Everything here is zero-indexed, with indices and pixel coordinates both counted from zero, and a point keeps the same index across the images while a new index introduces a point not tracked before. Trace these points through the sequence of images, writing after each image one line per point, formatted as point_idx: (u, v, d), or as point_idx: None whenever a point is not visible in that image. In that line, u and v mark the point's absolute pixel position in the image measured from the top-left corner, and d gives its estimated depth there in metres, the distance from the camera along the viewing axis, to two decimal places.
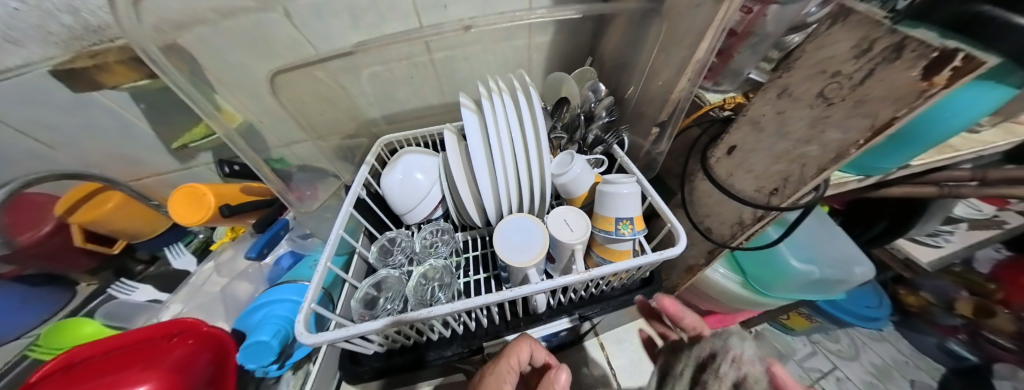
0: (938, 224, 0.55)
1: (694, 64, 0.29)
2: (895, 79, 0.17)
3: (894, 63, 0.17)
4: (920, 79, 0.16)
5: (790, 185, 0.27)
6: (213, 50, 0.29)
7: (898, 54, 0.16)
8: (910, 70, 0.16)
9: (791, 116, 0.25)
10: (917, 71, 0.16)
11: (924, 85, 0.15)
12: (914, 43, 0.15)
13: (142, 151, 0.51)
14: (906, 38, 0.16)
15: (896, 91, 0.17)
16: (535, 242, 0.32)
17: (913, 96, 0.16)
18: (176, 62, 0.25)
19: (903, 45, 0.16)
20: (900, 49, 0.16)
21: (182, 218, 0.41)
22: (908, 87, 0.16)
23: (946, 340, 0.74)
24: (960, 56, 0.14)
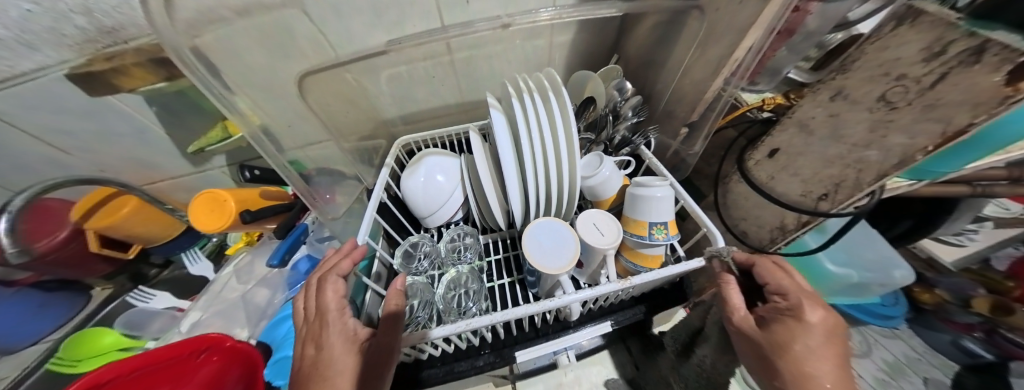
0: (966, 223, 0.55)
1: (733, 63, 0.28)
2: (974, 84, 0.16)
3: (973, 67, 0.16)
4: (1003, 84, 0.14)
5: (842, 190, 0.26)
6: (234, 53, 0.26)
7: (977, 58, 0.15)
8: (991, 75, 0.15)
9: (846, 119, 0.24)
10: (1001, 75, 0.14)
11: (1007, 91, 0.14)
12: (996, 47, 0.14)
13: (157, 155, 0.51)
14: (986, 41, 0.15)
15: (975, 96, 0.16)
16: (568, 247, 0.31)
17: (995, 102, 0.15)
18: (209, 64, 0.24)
19: (983, 49, 0.15)
20: (979, 53, 0.15)
21: (204, 225, 0.40)
22: (989, 92, 0.15)
23: (965, 340, 0.58)
24: None
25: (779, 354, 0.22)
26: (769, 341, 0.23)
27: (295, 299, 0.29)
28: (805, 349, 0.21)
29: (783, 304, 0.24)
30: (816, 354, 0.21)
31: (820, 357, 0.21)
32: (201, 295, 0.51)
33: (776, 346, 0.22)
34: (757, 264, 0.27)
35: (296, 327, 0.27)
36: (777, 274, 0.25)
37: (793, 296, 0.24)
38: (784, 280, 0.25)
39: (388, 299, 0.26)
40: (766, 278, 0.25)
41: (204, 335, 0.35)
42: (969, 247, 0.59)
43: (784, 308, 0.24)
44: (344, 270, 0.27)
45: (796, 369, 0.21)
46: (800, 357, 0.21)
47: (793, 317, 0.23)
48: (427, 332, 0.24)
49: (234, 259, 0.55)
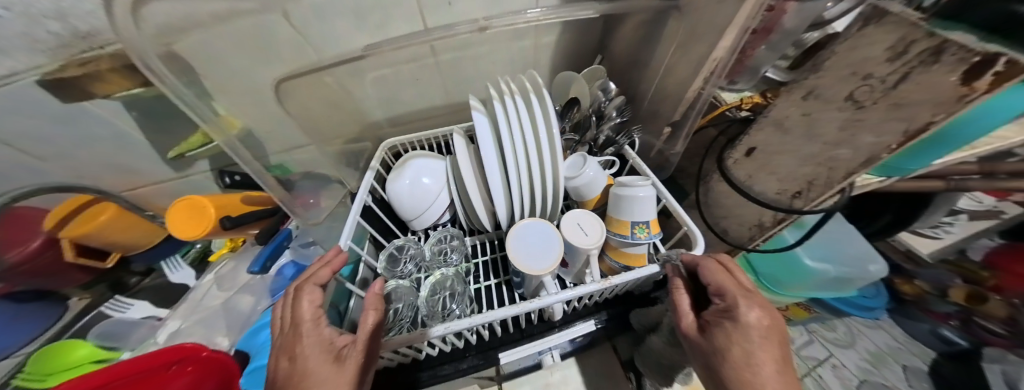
0: (942, 216, 0.56)
1: (712, 63, 0.29)
2: (936, 83, 0.16)
3: (933, 66, 0.16)
4: (959, 84, 0.15)
5: (815, 188, 0.27)
6: (211, 58, 0.27)
7: (936, 57, 0.16)
8: (949, 75, 0.15)
9: (819, 118, 0.25)
10: (957, 75, 0.15)
11: (964, 90, 0.15)
12: (954, 47, 0.14)
13: (135, 160, 0.49)
14: (944, 41, 0.15)
15: (935, 95, 0.16)
16: (552, 248, 0.31)
17: (953, 101, 0.15)
18: (178, 71, 0.24)
19: (942, 49, 0.15)
20: (938, 53, 0.15)
21: (181, 233, 0.39)
22: (947, 91, 0.16)
23: (942, 328, 0.64)
24: (1003, 60, 0.13)
25: (719, 362, 0.22)
26: (712, 351, 0.23)
27: (275, 307, 0.28)
28: (742, 353, 0.22)
29: (719, 306, 0.24)
30: (755, 357, 0.21)
31: (758, 362, 0.21)
32: (181, 304, 0.50)
33: (717, 351, 0.22)
34: (700, 264, 0.27)
35: (274, 336, 0.26)
36: (715, 274, 0.25)
37: (728, 296, 0.24)
38: (721, 280, 0.25)
39: (368, 307, 0.25)
40: (706, 279, 0.26)
41: (179, 346, 0.33)
42: (944, 239, 0.61)
43: (723, 310, 0.24)
44: (323, 278, 0.26)
45: (733, 375, 0.21)
46: (735, 362, 0.21)
47: (729, 319, 0.23)
48: (426, 331, 0.25)
49: (217, 266, 0.54)
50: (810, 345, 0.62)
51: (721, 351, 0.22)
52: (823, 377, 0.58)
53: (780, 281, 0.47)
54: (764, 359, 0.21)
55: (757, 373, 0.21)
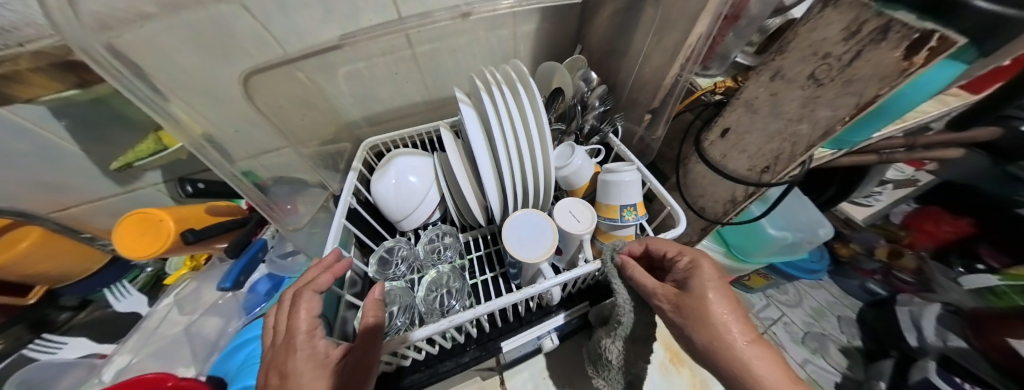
0: (874, 185, 0.65)
1: (687, 49, 0.31)
2: (883, 59, 0.19)
3: (880, 45, 0.19)
4: (901, 59, 0.18)
5: (781, 162, 0.30)
6: (157, 51, 0.23)
7: (883, 36, 0.19)
8: (893, 51, 0.19)
9: (784, 97, 0.28)
10: (900, 51, 0.18)
11: (905, 64, 0.18)
12: (898, 25, 0.18)
13: (67, 174, 0.43)
14: (890, 21, 0.18)
15: (882, 70, 0.20)
16: (546, 236, 0.32)
17: (896, 74, 0.19)
18: (131, 61, 0.21)
19: (888, 28, 0.19)
20: (886, 31, 0.19)
21: (135, 251, 0.35)
22: (892, 66, 0.19)
23: (868, 283, 0.76)
24: (936, 36, 0.16)
25: (700, 325, 0.23)
26: (696, 320, 0.24)
27: (267, 316, 0.26)
28: (717, 296, 0.24)
29: (681, 267, 0.27)
30: (714, 307, 0.23)
31: (725, 303, 0.24)
32: (132, 334, 0.45)
33: (699, 301, 0.24)
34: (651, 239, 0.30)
35: (265, 347, 0.24)
36: (668, 245, 0.29)
37: (688, 254, 0.28)
38: (670, 244, 0.29)
39: (366, 313, 0.24)
40: (661, 246, 0.29)
41: (139, 377, 0.30)
42: (875, 206, 0.71)
43: (687, 273, 0.26)
44: (323, 284, 0.25)
45: (715, 319, 0.23)
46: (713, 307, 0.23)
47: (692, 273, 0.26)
48: (407, 335, 0.24)
49: (175, 288, 0.49)
50: (767, 308, 0.74)
51: (705, 313, 0.23)
52: (778, 333, 0.70)
53: (747, 252, 0.52)
54: (729, 307, 0.23)
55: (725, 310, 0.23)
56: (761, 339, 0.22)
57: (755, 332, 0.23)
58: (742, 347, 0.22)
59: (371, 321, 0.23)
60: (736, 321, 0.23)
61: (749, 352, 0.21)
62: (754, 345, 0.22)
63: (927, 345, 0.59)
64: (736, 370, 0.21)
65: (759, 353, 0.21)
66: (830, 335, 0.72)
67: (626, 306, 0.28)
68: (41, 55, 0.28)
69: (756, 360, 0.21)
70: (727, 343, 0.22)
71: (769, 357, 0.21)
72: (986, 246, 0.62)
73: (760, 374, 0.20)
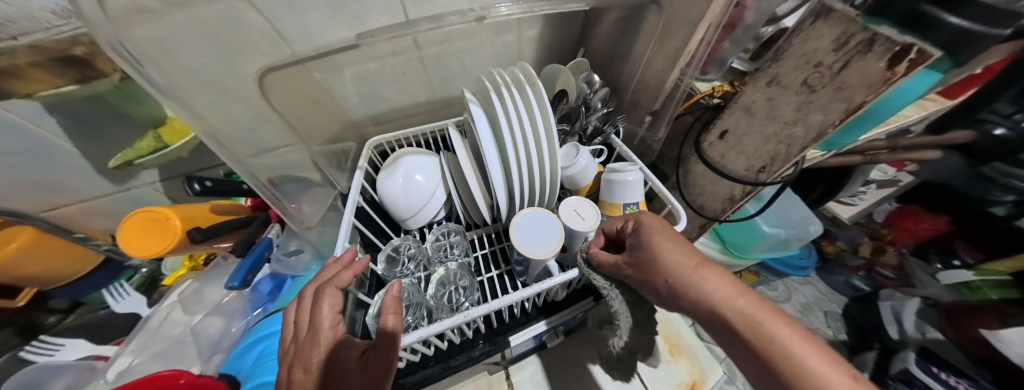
0: (859, 185, 0.68)
1: (686, 55, 0.32)
2: (868, 70, 0.21)
3: (866, 55, 0.21)
4: (885, 69, 0.20)
5: (776, 163, 0.32)
6: (169, 50, 0.22)
7: (868, 47, 0.21)
8: (878, 63, 0.21)
9: (779, 102, 0.29)
10: (883, 62, 0.20)
11: (889, 73, 0.20)
12: (882, 39, 0.20)
13: (63, 173, 0.42)
14: (875, 35, 0.20)
15: (868, 79, 0.22)
16: (553, 234, 0.33)
17: (880, 84, 0.21)
18: (145, 55, 0.20)
19: (873, 41, 0.20)
20: (870, 44, 0.21)
21: (142, 250, 0.34)
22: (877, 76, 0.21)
23: (853, 279, 0.77)
24: (915, 50, 0.18)
25: (653, 271, 0.24)
26: (650, 267, 0.24)
27: (288, 311, 0.27)
28: (656, 238, 0.25)
29: (629, 231, 0.28)
30: (657, 250, 0.24)
31: (664, 242, 0.24)
32: (134, 336, 0.44)
33: (643, 250, 0.25)
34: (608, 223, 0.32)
35: (289, 342, 0.25)
36: (615, 220, 0.31)
37: (632, 219, 0.29)
38: (616, 221, 0.31)
39: (387, 311, 0.23)
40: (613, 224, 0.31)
41: (155, 375, 0.30)
42: (860, 205, 0.75)
43: (635, 232, 0.27)
44: (345, 281, 0.25)
45: (656, 259, 0.24)
46: (653, 248, 0.24)
47: (637, 232, 0.27)
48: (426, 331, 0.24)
49: (176, 289, 0.49)
50: None
51: (653, 255, 0.24)
52: None
53: (741, 247, 0.54)
54: (672, 243, 0.24)
55: (663, 249, 0.24)
56: (708, 263, 0.23)
57: (699, 259, 0.23)
58: (688, 273, 0.22)
59: (391, 322, 0.23)
60: (681, 253, 0.23)
61: (697, 275, 0.22)
62: (700, 269, 0.22)
63: (907, 338, 0.61)
64: (691, 297, 0.21)
65: (706, 274, 0.22)
66: (818, 329, 0.74)
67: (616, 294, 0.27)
68: (39, 49, 0.27)
69: (703, 280, 0.21)
70: (677, 276, 0.22)
71: (714, 276, 0.21)
72: (963, 243, 0.67)
73: (708, 290, 0.21)
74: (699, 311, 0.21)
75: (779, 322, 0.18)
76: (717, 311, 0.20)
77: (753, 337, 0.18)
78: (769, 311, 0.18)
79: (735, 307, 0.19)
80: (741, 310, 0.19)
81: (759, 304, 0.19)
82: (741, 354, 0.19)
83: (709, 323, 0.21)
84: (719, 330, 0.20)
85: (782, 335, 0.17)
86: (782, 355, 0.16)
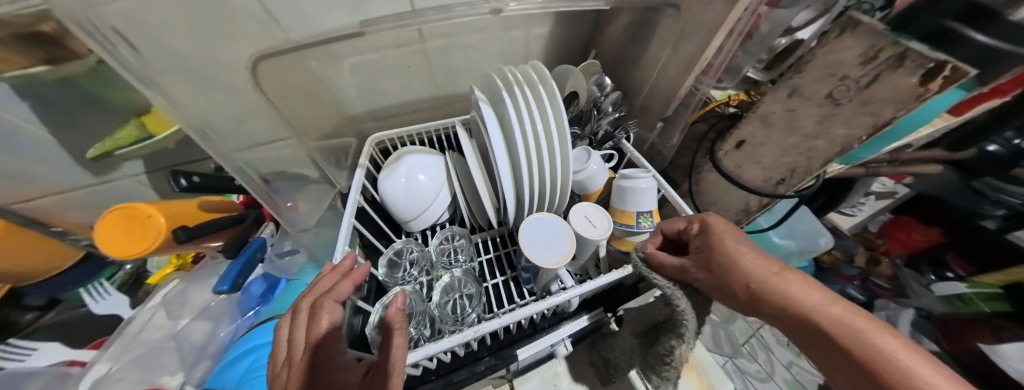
0: (860, 196, 0.68)
1: (702, 62, 0.31)
2: (899, 84, 0.20)
3: (896, 70, 0.20)
4: (917, 85, 0.19)
5: (797, 175, 0.32)
6: (142, 25, 0.21)
7: (900, 62, 0.20)
8: (910, 77, 0.20)
9: (801, 113, 0.28)
10: (916, 77, 0.19)
11: (921, 90, 0.19)
12: (914, 54, 0.19)
13: (34, 164, 0.40)
14: (907, 49, 0.19)
15: (898, 94, 0.21)
16: (563, 242, 0.31)
17: (912, 98, 0.20)
18: (119, 30, 0.19)
19: (905, 56, 0.20)
20: (901, 59, 0.20)
21: (121, 250, 0.32)
22: (908, 91, 0.20)
23: (848, 287, 0.74)
24: (950, 66, 0.17)
25: (726, 273, 0.23)
26: (725, 271, 0.23)
27: (279, 326, 0.25)
28: (732, 241, 0.24)
29: (695, 232, 0.28)
30: (732, 253, 0.24)
31: (740, 247, 0.24)
32: (114, 339, 0.42)
33: (716, 252, 0.24)
34: (664, 221, 0.31)
35: (282, 361, 0.23)
36: (676, 220, 0.30)
37: (696, 220, 0.29)
38: (673, 220, 0.30)
39: (394, 327, 0.21)
40: (671, 224, 0.30)
41: None
42: (859, 216, 0.75)
43: (702, 233, 0.27)
44: (344, 293, 0.23)
45: (726, 262, 0.24)
46: (725, 248, 0.24)
47: (703, 233, 0.27)
48: (433, 346, 0.22)
49: (162, 289, 0.47)
50: None
51: (725, 257, 0.24)
52: None
53: None
54: (748, 249, 0.24)
55: (739, 254, 0.23)
56: (791, 269, 0.22)
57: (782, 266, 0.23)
58: (773, 279, 0.21)
59: (397, 340, 0.21)
60: (758, 258, 0.23)
61: (780, 281, 0.21)
62: (784, 276, 0.22)
63: None
64: (778, 303, 0.21)
65: (793, 281, 0.21)
66: None
67: (681, 294, 0.25)
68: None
69: (790, 287, 0.21)
70: (759, 280, 0.22)
71: (802, 283, 0.21)
72: (953, 254, 0.67)
73: (797, 298, 0.20)
74: (789, 320, 0.20)
75: (880, 329, 0.17)
76: (810, 318, 0.19)
77: (852, 344, 0.17)
78: (870, 319, 0.17)
79: (830, 314, 0.18)
80: (838, 317, 0.18)
81: (856, 310, 0.18)
82: (843, 365, 0.17)
83: (800, 332, 0.20)
84: (811, 338, 0.19)
85: (883, 343, 0.16)
86: (877, 357, 0.16)
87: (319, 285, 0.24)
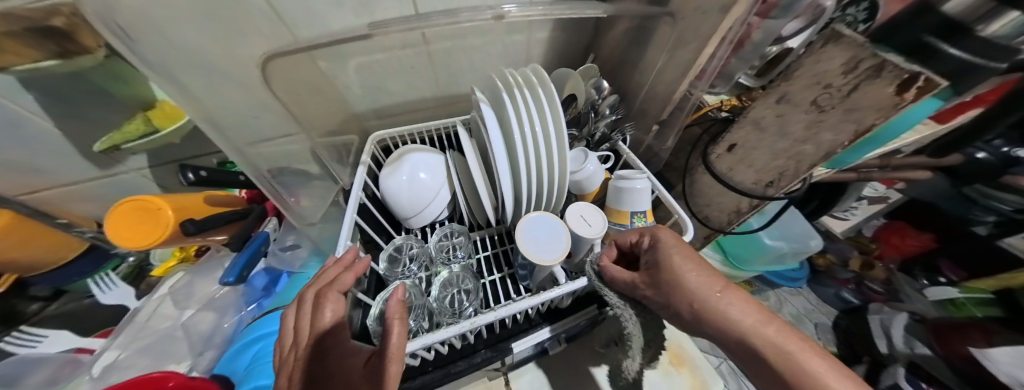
0: (854, 200, 0.69)
1: (696, 68, 0.32)
2: (878, 94, 0.22)
3: (875, 80, 0.21)
4: (894, 94, 0.21)
5: (785, 178, 0.33)
6: (166, 29, 0.21)
7: (878, 73, 0.21)
8: (887, 87, 0.21)
9: (789, 119, 0.30)
10: (893, 87, 0.20)
11: (898, 99, 0.20)
12: (891, 65, 0.20)
13: (42, 156, 0.40)
14: (885, 61, 0.20)
15: (877, 103, 0.22)
16: (559, 240, 0.32)
17: (891, 107, 0.21)
18: (144, 32, 0.20)
19: (883, 67, 0.21)
20: (880, 70, 0.21)
21: (130, 242, 0.33)
22: (887, 100, 0.21)
23: (843, 291, 0.77)
24: (924, 78, 0.19)
25: (674, 292, 0.24)
26: (671, 289, 0.24)
27: (285, 314, 0.26)
28: (679, 259, 0.25)
29: (647, 247, 0.28)
30: (681, 272, 0.24)
31: (687, 266, 0.25)
32: (122, 329, 0.43)
33: (666, 271, 0.25)
34: (621, 233, 0.32)
35: (288, 347, 0.24)
36: (629, 233, 0.31)
37: (648, 233, 0.29)
38: (630, 232, 0.31)
39: (393, 317, 0.22)
40: (628, 237, 0.31)
41: (144, 376, 0.29)
42: (851, 219, 0.75)
43: (651, 248, 0.28)
44: (347, 284, 0.24)
45: (675, 282, 0.24)
46: (675, 267, 0.25)
47: (654, 248, 0.28)
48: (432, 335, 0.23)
49: (166, 281, 0.48)
50: None
51: (673, 277, 0.25)
52: None
53: (743, 258, 0.57)
54: (693, 266, 0.25)
55: (688, 274, 0.24)
56: (730, 287, 0.24)
57: (721, 282, 0.24)
58: (713, 300, 0.23)
59: (397, 328, 0.22)
60: (702, 277, 0.24)
61: (720, 302, 0.23)
62: (726, 294, 0.23)
63: (896, 353, 0.62)
64: (718, 325, 0.22)
65: (732, 301, 0.23)
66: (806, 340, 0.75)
67: (631, 315, 0.27)
68: (11, 17, 0.23)
69: (730, 307, 0.22)
70: (702, 302, 0.23)
71: (739, 302, 0.22)
72: (946, 259, 0.68)
73: (734, 318, 0.22)
74: (726, 336, 0.22)
75: (807, 350, 0.19)
76: (748, 339, 0.21)
77: (784, 368, 0.19)
78: (799, 342, 0.20)
79: (767, 336, 0.20)
80: (770, 339, 0.20)
81: (788, 333, 0.20)
82: (768, 378, 0.20)
83: (734, 348, 0.22)
84: (746, 355, 0.21)
85: (813, 366, 0.18)
86: (804, 376, 0.18)
87: (323, 277, 0.25)
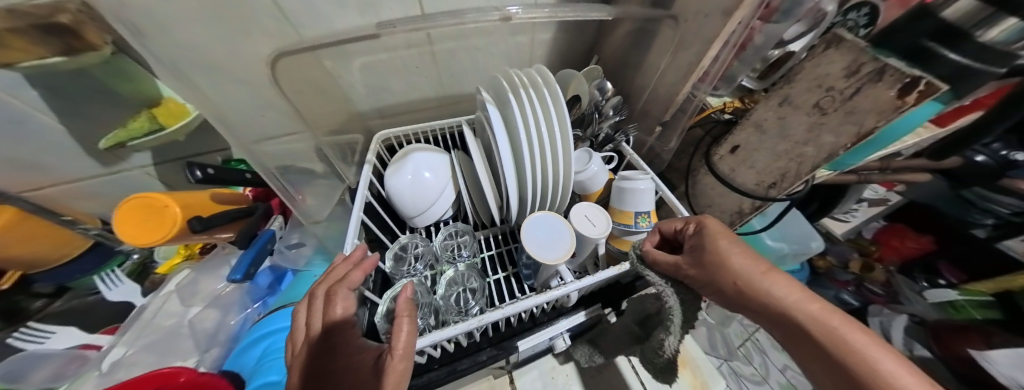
0: (854, 202, 0.70)
1: (698, 71, 0.33)
2: (879, 97, 0.22)
3: (877, 84, 0.22)
4: (895, 97, 0.21)
5: (787, 179, 0.33)
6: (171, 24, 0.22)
7: (879, 77, 0.22)
8: (889, 90, 0.21)
9: (791, 121, 0.30)
10: (894, 91, 0.21)
11: (899, 103, 0.21)
12: (892, 69, 0.21)
13: (48, 154, 0.41)
14: (886, 65, 0.21)
15: (878, 106, 0.22)
16: (563, 239, 0.32)
17: (891, 110, 0.22)
18: (149, 26, 0.20)
19: (884, 71, 0.21)
20: (881, 74, 0.21)
21: (138, 238, 0.34)
22: (888, 103, 0.22)
23: (843, 293, 0.77)
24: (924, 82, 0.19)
25: (717, 271, 0.25)
26: (716, 269, 0.25)
27: (296, 310, 0.26)
28: (724, 242, 0.26)
29: (691, 232, 0.29)
30: (727, 252, 0.25)
31: (733, 248, 0.26)
32: (129, 326, 0.43)
33: (711, 252, 0.26)
34: (663, 221, 0.32)
35: (298, 343, 0.25)
36: (673, 220, 0.31)
37: (693, 221, 0.30)
38: (670, 219, 0.32)
39: (401, 315, 0.23)
40: (667, 224, 0.31)
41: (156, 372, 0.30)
42: (852, 221, 0.75)
43: (696, 233, 0.28)
44: (356, 281, 0.25)
45: (719, 262, 0.25)
46: (720, 248, 0.26)
47: (697, 232, 0.28)
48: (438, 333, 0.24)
49: (172, 278, 0.48)
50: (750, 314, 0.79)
51: (718, 257, 0.26)
52: None
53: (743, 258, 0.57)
54: (739, 249, 0.26)
55: (734, 255, 0.25)
56: (775, 271, 0.24)
57: (766, 265, 0.25)
58: (757, 279, 0.24)
59: (404, 325, 0.22)
60: (747, 259, 0.25)
61: (765, 281, 0.24)
62: (770, 275, 0.24)
63: (895, 354, 0.61)
64: (762, 300, 0.23)
65: (776, 280, 0.24)
66: None
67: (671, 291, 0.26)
68: (21, 14, 0.24)
69: (773, 285, 0.23)
70: (747, 280, 0.24)
71: (783, 282, 0.23)
72: (944, 262, 0.68)
73: (779, 296, 0.23)
74: (769, 313, 0.23)
75: (851, 326, 0.20)
76: (790, 314, 0.22)
77: (825, 339, 0.20)
78: (842, 317, 0.20)
79: (809, 311, 0.21)
80: (815, 316, 0.21)
81: (832, 309, 0.21)
82: (811, 353, 0.21)
83: (780, 326, 0.23)
84: (790, 331, 0.22)
85: (856, 340, 0.19)
86: (845, 348, 0.19)
87: (333, 274, 0.26)
